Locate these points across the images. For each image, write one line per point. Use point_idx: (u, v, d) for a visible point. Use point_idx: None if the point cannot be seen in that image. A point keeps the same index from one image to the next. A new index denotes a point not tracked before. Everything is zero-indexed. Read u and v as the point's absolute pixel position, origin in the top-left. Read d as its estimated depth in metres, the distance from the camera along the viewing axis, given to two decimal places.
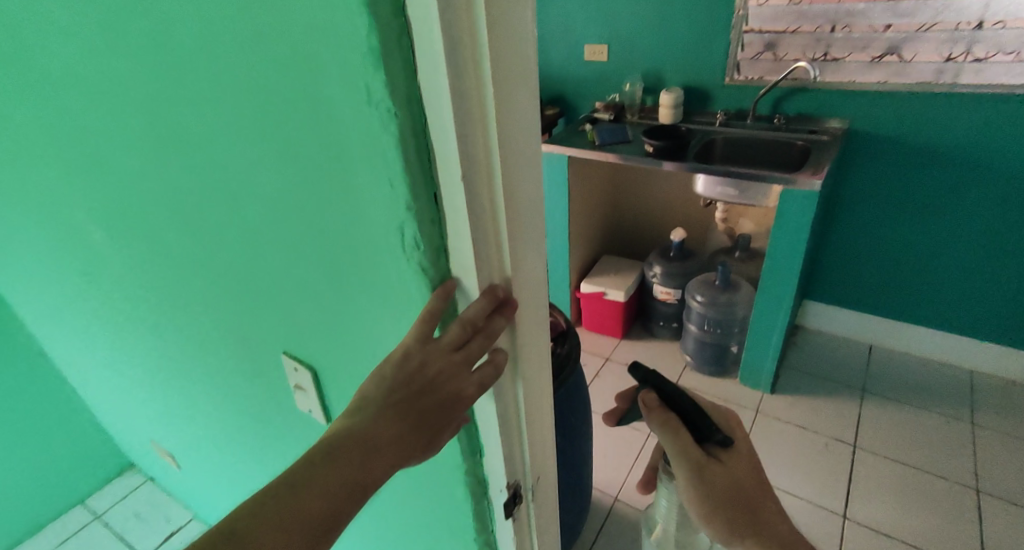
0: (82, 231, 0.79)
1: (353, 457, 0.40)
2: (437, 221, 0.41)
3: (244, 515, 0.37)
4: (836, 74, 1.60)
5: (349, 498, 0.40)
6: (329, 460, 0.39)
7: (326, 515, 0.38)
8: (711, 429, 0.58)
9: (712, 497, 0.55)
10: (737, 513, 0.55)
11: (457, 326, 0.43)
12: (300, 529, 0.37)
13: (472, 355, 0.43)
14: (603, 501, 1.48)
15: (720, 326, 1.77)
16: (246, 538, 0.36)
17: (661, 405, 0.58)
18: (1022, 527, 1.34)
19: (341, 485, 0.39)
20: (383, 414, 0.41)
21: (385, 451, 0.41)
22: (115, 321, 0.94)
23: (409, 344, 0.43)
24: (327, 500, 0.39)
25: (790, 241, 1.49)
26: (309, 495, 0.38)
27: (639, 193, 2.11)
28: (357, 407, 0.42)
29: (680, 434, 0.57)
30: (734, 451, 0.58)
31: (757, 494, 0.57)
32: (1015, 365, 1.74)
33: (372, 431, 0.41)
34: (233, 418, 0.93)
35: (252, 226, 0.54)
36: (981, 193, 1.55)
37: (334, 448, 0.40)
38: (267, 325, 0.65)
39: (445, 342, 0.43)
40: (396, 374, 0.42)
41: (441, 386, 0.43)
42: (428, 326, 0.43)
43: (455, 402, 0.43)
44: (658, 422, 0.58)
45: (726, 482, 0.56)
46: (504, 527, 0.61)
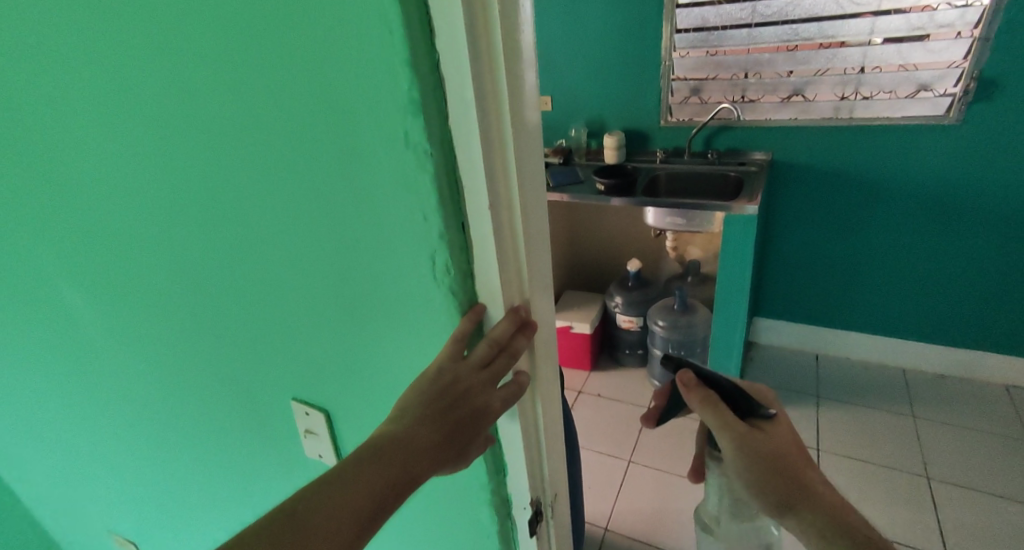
0: (55, 303, 0.77)
1: (393, 460, 0.43)
2: (464, 246, 0.46)
3: (298, 502, 0.41)
4: (754, 113, 1.80)
5: (389, 496, 0.43)
6: (373, 460, 0.43)
7: (368, 510, 0.42)
8: (750, 402, 0.62)
9: (760, 466, 0.58)
10: (785, 480, 0.58)
11: (484, 345, 0.47)
12: (346, 518, 0.41)
13: (500, 371, 0.47)
14: (593, 534, 1.49)
15: (683, 348, 1.89)
16: (302, 520, 0.40)
17: (699, 382, 0.62)
18: (971, 507, 1.45)
19: (382, 484, 0.42)
20: (421, 422, 0.44)
21: (422, 456, 0.44)
22: (80, 398, 0.90)
23: (443, 362, 0.46)
24: (369, 496, 0.42)
25: (737, 261, 1.61)
26: (354, 489, 0.41)
27: (593, 230, 2.23)
28: (399, 414, 0.45)
29: (720, 407, 0.60)
30: (774, 422, 0.62)
31: (802, 463, 0.60)
32: (941, 360, 1.91)
33: (411, 438, 0.44)
34: (214, 485, 0.89)
35: (266, 274, 0.55)
36: (895, 206, 1.75)
37: (377, 449, 0.43)
38: (272, 374, 0.65)
39: (476, 359, 0.46)
40: (432, 385, 0.45)
41: (471, 400, 0.45)
42: (459, 342, 0.47)
43: (485, 414, 0.46)
44: (698, 399, 0.61)
45: (770, 449, 0.59)
46: (528, 546, 0.63)
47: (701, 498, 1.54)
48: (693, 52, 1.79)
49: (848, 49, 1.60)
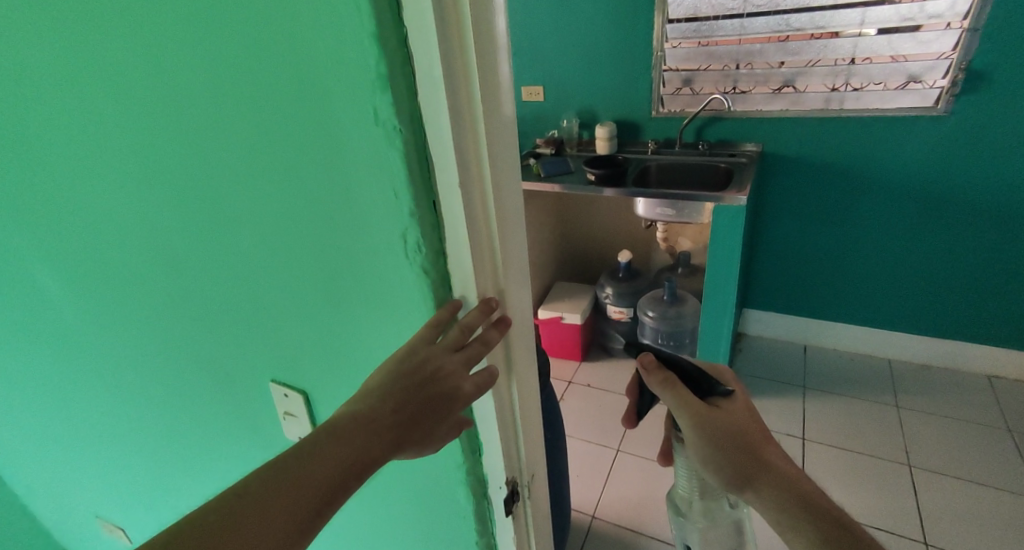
0: (31, 285, 0.76)
1: (356, 439, 0.43)
2: (436, 225, 0.46)
3: (255, 481, 0.41)
4: (745, 104, 1.80)
5: (349, 476, 0.43)
6: (335, 438, 0.43)
7: (325, 489, 0.42)
8: (709, 381, 0.64)
9: (718, 441, 0.60)
10: (743, 453, 0.60)
11: (456, 330, 0.47)
12: (303, 495, 0.41)
13: (472, 354, 0.47)
14: (581, 521, 1.50)
15: (672, 339, 1.90)
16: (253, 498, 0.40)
17: (660, 365, 0.63)
18: (952, 494, 1.47)
19: (342, 463, 0.43)
20: (387, 401, 0.45)
21: (385, 437, 0.44)
22: (62, 382, 0.89)
23: (415, 343, 0.47)
24: (329, 474, 0.42)
25: (726, 253, 1.62)
26: (311, 467, 0.42)
27: (585, 221, 2.24)
28: (366, 394, 0.45)
29: (680, 388, 0.62)
30: (731, 399, 0.64)
31: (758, 435, 0.62)
32: (926, 350, 1.93)
33: (375, 417, 0.44)
34: (194, 467, 0.88)
35: (243, 253, 0.55)
36: (881, 198, 1.76)
37: (338, 428, 0.43)
38: (251, 356, 0.65)
39: (448, 342, 0.47)
40: (402, 366, 0.46)
41: (441, 382, 0.46)
42: (437, 325, 0.47)
43: (456, 397, 0.46)
44: (658, 381, 0.62)
45: (728, 426, 0.61)
46: (504, 525, 0.64)
47: None
48: (685, 43, 1.79)
49: (840, 39, 1.60)
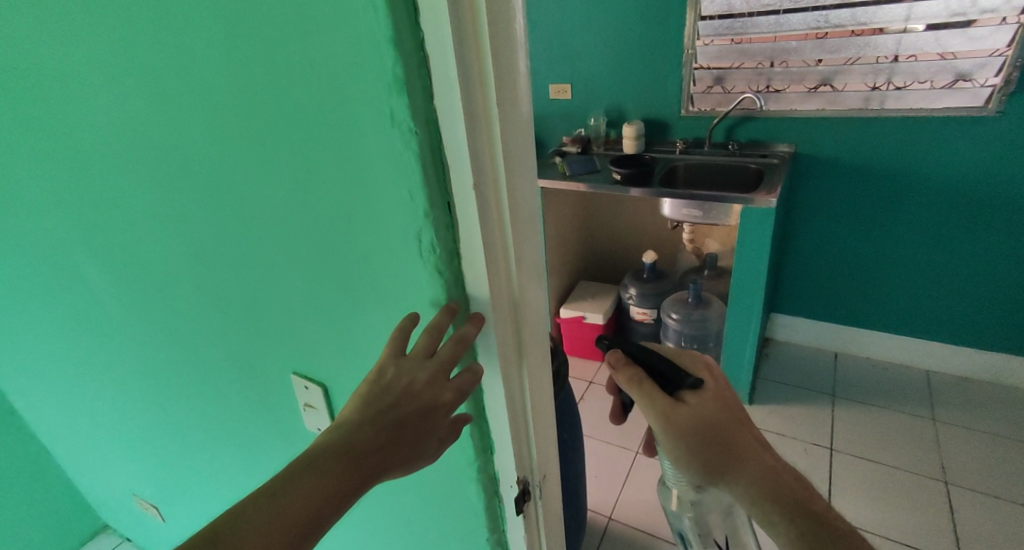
0: (73, 273, 0.80)
1: (331, 466, 0.44)
2: (450, 226, 0.47)
3: (226, 522, 0.41)
4: (779, 103, 1.75)
5: (327, 505, 0.43)
6: (311, 468, 0.44)
7: (305, 521, 0.42)
8: (678, 374, 0.63)
9: (683, 436, 0.60)
10: (713, 447, 0.60)
11: (424, 337, 0.48)
12: (281, 532, 0.41)
13: (444, 360, 0.48)
14: (597, 523, 1.49)
15: (696, 342, 1.87)
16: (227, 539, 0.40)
17: (625, 361, 0.64)
18: (990, 514, 1.41)
19: (319, 493, 0.43)
20: (362, 423, 0.46)
21: (363, 460, 0.45)
22: (103, 366, 0.94)
23: (386, 360, 0.48)
24: (306, 506, 0.42)
25: (754, 256, 1.58)
26: (287, 500, 0.42)
27: (610, 220, 2.22)
28: (342, 421, 0.47)
29: (646, 384, 0.62)
30: (702, 391, 0.63)
31: (730, 430, 0.60)
32: (967, 362, 1.85)
33: (351, 441, 0.45)
34: (221, 454, 0.92)
35: (267, 250, 0.57)
36: (917, 201, 1.70)
37: (314, 458, 0.44)
38: (273, 349, 0.67)
39: (417, 352, 0.48)
40: (373, 385, 0.47)
41: (416, 393, 0.47)
42: (402, 337, 0.49)
43: (435, 406, 0.48)
44: (624, 378, 0.63)
45: (695, 421, 0.60)
46: (515, 523, 0.65)
47: None
48: (718, 40, 1.75)
49: (884, 36, 1.54)
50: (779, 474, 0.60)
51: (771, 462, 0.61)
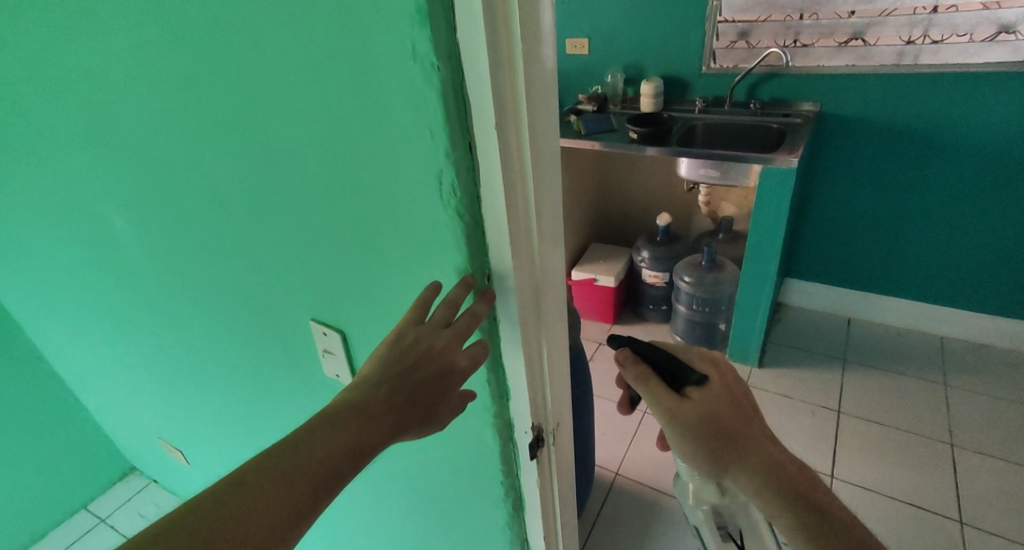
0: (97, 220, 0.82)
1: (351, 424, 0.45)
2: (471, 168, 0.46)
3: (248, 470, 0.42)
4: (806, 59, 1.70)
5: (347, 460, 0.45)
6: (329, 424, 0.45)
7: (326, 472, 0.44)
8: (684, 370, 0.64)
9: (690, 432, 0.61)
10: (719, 440, 0.61)
11: (442, 308, 0.49)
12: (300, 483, 0.43)
13: (461, 330, 0.49)
14: (604, 477, 1.53)
15: (708, 305, 1.87)
16: (252, 483, 0.41)
17: (633, 359, 0.65)
18: (994, 474, 1.43)
19: (337, 449, 0.44)
20: (378, 386, 0.47)
21: (379, 421, 0.46)
22: (126, 310, 0.96)
23: (404, 326, 0.49)
24: (325, 460, 0.44)
25: (771, 218, 1.56)
26: (308, 452, 0.44)
27: (625, 181, 2.19)
28: (359, 383, 0.48)
29: (653, 382, 0.63)
30: (708, 386, 0.64)
31: (734, 422, 0.62)
32: (983, 328, 1.84)
33: (368, 402, 0.46)
34: (243, 397, 0.94)
35: (287, 194, 0.57)
36: (945, 164, 1.65)
37: (334, 414, 0.46)
38: (292, 295, 0.68)
39: (435, 320, 0.49)
40: (392, 348, 0.49)
41: (433, 359, 0.48)
42: (424, 304, 0.50)
43: (450, 372, 0.49)
44: (632, 375, 0.64)
45: (700, 417, 0.61)
46: (528, 468, 0.66)
47: None
48: None
49: None
50: (783, 463, 0.62)
51: (774, 452, 0.63)
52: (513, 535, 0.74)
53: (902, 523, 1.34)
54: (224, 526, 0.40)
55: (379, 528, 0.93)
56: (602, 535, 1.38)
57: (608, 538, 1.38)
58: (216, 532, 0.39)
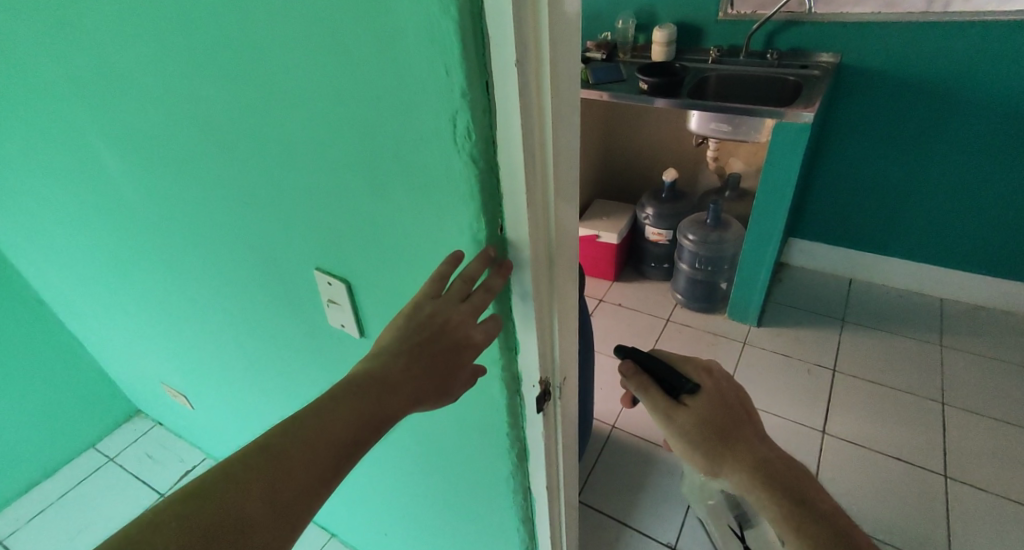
0: (91, 160, 0.79)
1: (370, 394, 0.46)
2: (488, 111, 0.43)
3: (272, 436, 0.42)
4: (828, 6, 1.63)
5: (368, 429, 0.45)
6: (350, 393, 0.45)
7: (348, 441, 0.44)
8: (680, 379, 0.66)
9: (686, 437, 0.65)
10: (712, 443, 0.65)
11: (459, 281, 0.48)
12: (323, 449, 0.43)
13: (478, 305, 0.49)
14: (602, 430, 1.57)
15: (710, 264, 1.85)
16: (276, 450, 0.42)
17: (636, 370, 0.67)
18: (981, 432, 1.47)
19: (359, 418, 0.45)
20: (398, 356, 0.47)
21: (398, 390, 0.46)
22: (126, 252, 0.94)
23: (422, 298, 0.49)
24: (346, 427, 0.44)
25: (781, 176, 1.53)
26: (330, 421, 0.44)
27: (632, 134, 2.13)
28: (377, 353, 0.48)
29: (651, 391, 0.66)
30: (702, 393, 0.66)
31: (726, 426, 0.66)
32: (983, 290, 1.85)
33: (387, 371, 0.46)
34: (246, 343, 0.94)
35: (291, 133, 0.54)
36: (965, 121, 1.61)
37: (354, 383, 0.46)
38: (297, 243, 0.66)
39: (452, 294, 0.49)
40: (410, 322, 0.48)
41: (449, 333, 0.48)
42: (441, 279, 0.49)
43: (465, 346, 0.49)
44: (633, 385, 0.67)
45: (695, 424, 0.65)
46: (535, 421, 0.67)
47: None
48: None
49: None
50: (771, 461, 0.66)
51: (763, 450, 0.66)
52: (516, 484, 0.75)
53: (889, 476, 1.38)
54: (250, 488, 0.40)
55: (385, 472, 0.95)
56: (598, 483, 1.43)
57: (604, 486, 1.42)
58: (243, 496, 0.39)
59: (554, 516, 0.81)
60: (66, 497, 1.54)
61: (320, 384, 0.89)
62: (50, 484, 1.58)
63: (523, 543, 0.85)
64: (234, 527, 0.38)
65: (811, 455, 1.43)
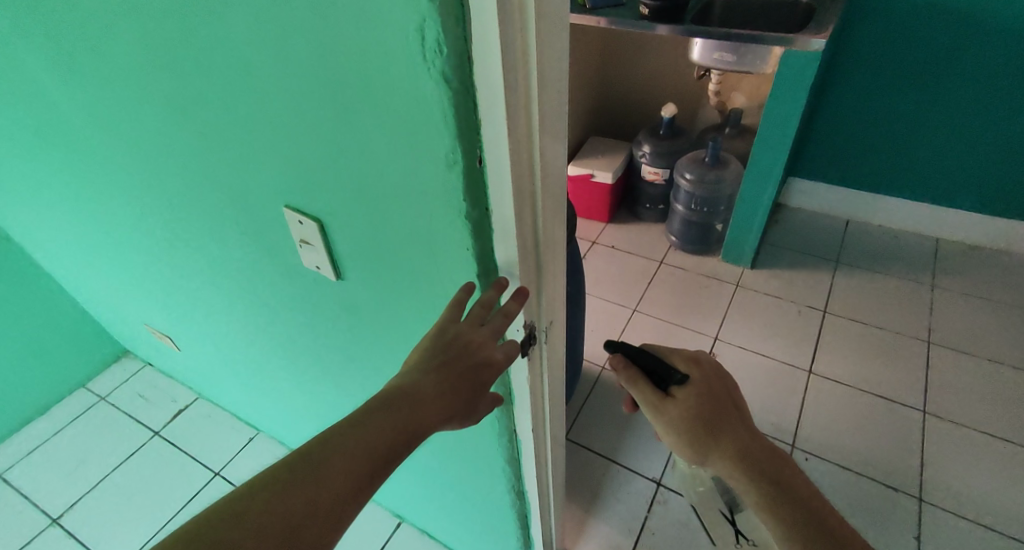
0: (39, 85, 0.72)
1: (402, 407, 0.49)
2: (460, 19, 0.38)
3: (313, 446, 0.45)
4: None
5: (400, 440, 0.48)
6: (383, 408, 0.49)
7: (382, 452, 0.47)
8: (668, 371, 0.67)
9: (675, 427, 0.66)
10: (698, 434, 0.65)
11: (478, 307, 0.53)
12: (360, 458, 0.46)
13: (496, 328, 0.52)
14: (592, 371, 1.57)
15: (707, 205, 1.80)
16: (315, 460, 0.44)
17: (625, 363, 0.68)
18: (964, 371, 1.48)
19: (391, 430, 0.48)
20: (426, 375, 0.50)
21: (428, 406, 0.49)
22: (91, 188, 0.89)
23: (444, 322, 0.53)
24: (382, 439, 0.47)
25: (785, 110, 1.46)
26: (365, 433, 0.47)
27: (630, 66, 2.02)
28: (408, 371, 0.51)
29: (641, 384, 0.68)
30: (691, 385, 0.67)
31: (714, 416, 0.65)
32: (979, 230, 1.83)
33: (417, 388, 0.50)
34: (223, 283, 0.90)
35: (245, 48, 0.48)
36: (978, 50, 1.53)
37: (387, 398, 0.49)
38: (263, 177, 0.61)
39: (473, 318, 0.53)
40: (435, 343, 0.52)
41: (472, 353, 0.52)
42: (458, 305, 0.53)
43: (488, 365, 0.52)
44: (624, 378, 0.68)
45: (683, 416, 0.65)
46: (519, 367, 0.65)
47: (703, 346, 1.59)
48: None
49: None
50: (759, 447, 0.66)
51: (752, 438, 0.66)
52: (502, 427, 0.75)
53: (871, 414, 1.40)
54: (294, 495, 0.42)
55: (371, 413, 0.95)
56: (586, 422, 1.45)
57: (593, 426, 1.44)
58: (291, 501, 0.42)
59: (540, 456, 0.81)
60: (61, 435, 1.55)
61: (301, 325, 0.86)
62: (44, 422, 1.59)
63: (509, 483, 0.86)
64: (280, 528, 0.41)
65: (795, 395, 1.45)
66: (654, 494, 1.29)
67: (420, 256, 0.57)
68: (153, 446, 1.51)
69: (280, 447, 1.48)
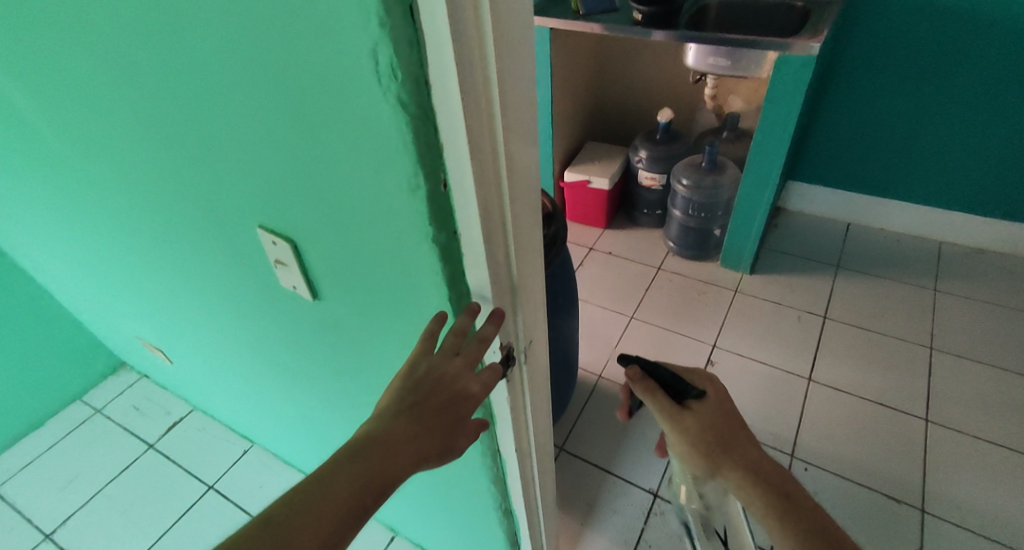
0: (16, 106, 0.71)
1: (374, 454, 0.47)
2: (415, 42, 0.36)
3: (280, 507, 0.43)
4: None
5: (372, 491, 0.46)
6: (353, 458, 0.47)
7: (354, 504, 0.45)
8: (685, 385, 0.66)
9: (691, 440, 0.64)
10: (714, 448, 0.64)
11: (451, 337, 0.51)
12: (328, 514, 0.44)
13: (469, 359, 0.51)
14: (588, 380, 1.55)
15: (705, 211, 1.78)
16: (282, 522, 0.42)
17: (642, 375, 0.66)
18: (968, 378, 1.45)
19: (363, 481, 0.46)
20: (398, 418, 0.49)
21: (400, 450, 0.48)
22: (73, 206, 0.88)
23: (413, 358, 0.51)
24: (352, 492, 0.45)
25: (782, 114, 1.43)
26: (335, 486, 0.45)
27: (627, 70, 2.00)
28: (379, 415, 0.50)
29: (658, 396, 0.65)
30: (707, 400, 0.66)
31: (728, 431, 0.65)
32: (983, 232, 1.79)
33: (389, 432, 0.48)
34: (208, 300, 0.89)
35: (207, 69, 0.46)
36: (980, 50, 1.50)
37: (357, 447, 0.47)
38: (236, 197, 0.60)
39: (446, 348, 0.51)
40: (405, 382, 0.51)
41: (444, 388, 0.50)
42: (430, 336, 0.51)
43: (462, 399, 0.51)
44: (640, 390, 0.66)
45: (701, 429, 0.64)
46: (499, 388, 0.63)
47: (701, 354, 1.57)
48: None
49: None
50: (769, 463, 0.65)
51: (763, 455, 0.65)
52: (485, 447, 0.73)
53: (872, 423, 1.37)
54: None
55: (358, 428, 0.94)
56: (582, 433, 1.43)
57: (588, 437, 1.42)
58: None
59: (526, 474, 0.79)
60: (56, 449, 1.55)
61: (284, 341, 0.85)
62: (39, 436, 1.59)
63: (495, 502, 0.84)
64: None
65: (795, 404, 1.43)
66: (650, 505, 1.26)
67: (393, 278, 0.55)
68: (146, 460, 1.50)
69: (274, 459, 1.47)
